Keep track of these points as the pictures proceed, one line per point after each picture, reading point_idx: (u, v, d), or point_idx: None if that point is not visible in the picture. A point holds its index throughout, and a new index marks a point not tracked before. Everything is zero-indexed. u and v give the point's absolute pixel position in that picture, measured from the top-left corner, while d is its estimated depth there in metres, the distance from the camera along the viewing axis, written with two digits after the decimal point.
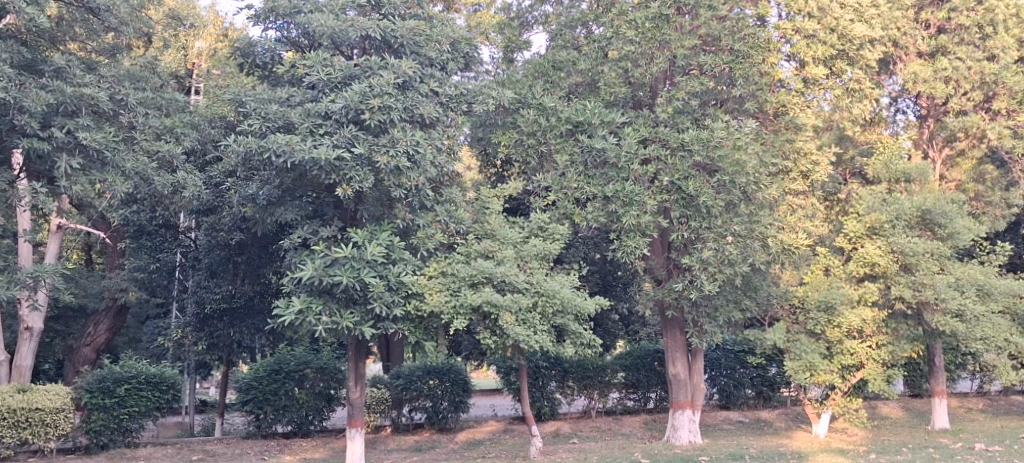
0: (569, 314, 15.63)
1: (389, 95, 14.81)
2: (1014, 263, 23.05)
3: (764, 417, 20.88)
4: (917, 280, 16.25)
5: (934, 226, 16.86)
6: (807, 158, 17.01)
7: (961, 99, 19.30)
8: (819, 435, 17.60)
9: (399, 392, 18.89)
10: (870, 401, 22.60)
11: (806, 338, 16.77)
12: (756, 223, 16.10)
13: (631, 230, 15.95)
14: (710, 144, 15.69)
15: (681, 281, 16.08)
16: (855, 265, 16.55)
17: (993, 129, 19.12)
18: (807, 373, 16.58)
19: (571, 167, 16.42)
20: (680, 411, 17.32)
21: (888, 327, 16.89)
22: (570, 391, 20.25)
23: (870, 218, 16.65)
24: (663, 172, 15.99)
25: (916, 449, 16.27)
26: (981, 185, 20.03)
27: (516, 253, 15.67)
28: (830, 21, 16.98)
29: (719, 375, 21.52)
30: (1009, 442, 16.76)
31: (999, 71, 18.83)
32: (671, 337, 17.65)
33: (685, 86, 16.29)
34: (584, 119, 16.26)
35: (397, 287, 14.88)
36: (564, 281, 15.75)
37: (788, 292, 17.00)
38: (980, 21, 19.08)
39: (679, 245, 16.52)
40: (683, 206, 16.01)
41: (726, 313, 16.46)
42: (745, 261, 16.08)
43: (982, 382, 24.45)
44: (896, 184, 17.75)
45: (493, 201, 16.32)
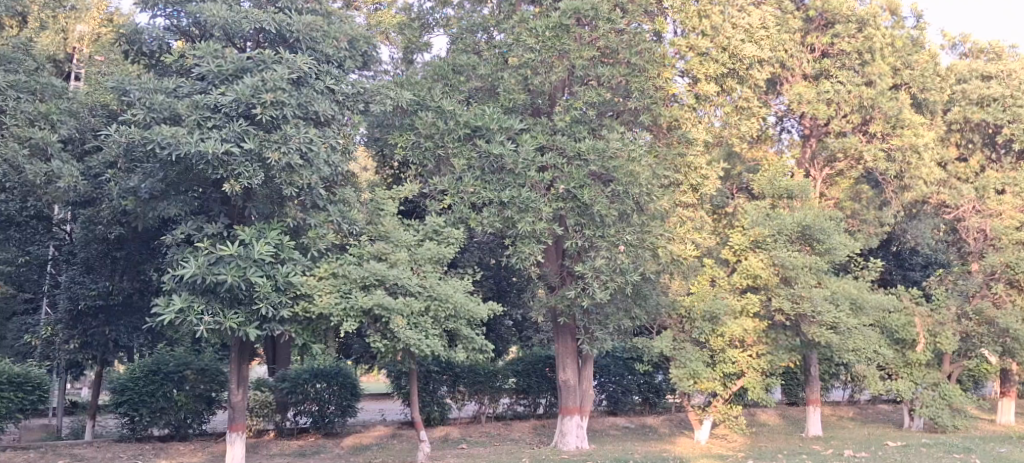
0: (462, 319, 15.47)
1: (282, 90, 14.27)
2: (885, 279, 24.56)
3: (649, 423, 21.45)
4: (795, 293, 17.07)
5: (813, 241, 17.63)
6: (697, 172, 17.49)
7: (841, 121, 20.32)
8: (700, 441, 18.26)
9: (284, 395, 18.52)
10: (749, 408, 23.55)
11: (691, 346, 17.39)
12: (646, 233, 16.48)
13: (526, 237, 16.07)
14: (606, 154, 15.94)
15: (573, 288, 16.31)
16: (739, 276, 17.23)
17: (869, 151, 20.23)
18: (690, 381, 17.13)
19: (467, 172, 16.37)
20: (569, 416, 17.60)
21: (768, 337, 17.68)
22: (460, 396, 20.38)
23: (754, 232, 17.35)
24: (560, 180, 16.11)
25: (790, 456, 17.05)
26: (856, 204, 21.34)
27: (410, 256, 15.43)
28: (722, 40, 17.85)
29: (607, 382, 22.01)
30: (875, 449, 17.76)
31: (876, 96, 19.93)
32: (562, 344, 17.87)
33: (584, 96, 16.53)
34: (483, 124, 16.25)
35: (286, 288, 14.41)
36: (457, 285, 15.60)
37: (676, 302, 17.51)
38: (860, 47, 20.09)
39: (573, 252, 16.77)
40: (578, 215, 16.22)
41: (616, 322, 16.79)
42: (636, 270, 16.44)
43: (852, 392, 25.85)
44: (780, 200, 18.54)
45: (388, 203, 16.03)
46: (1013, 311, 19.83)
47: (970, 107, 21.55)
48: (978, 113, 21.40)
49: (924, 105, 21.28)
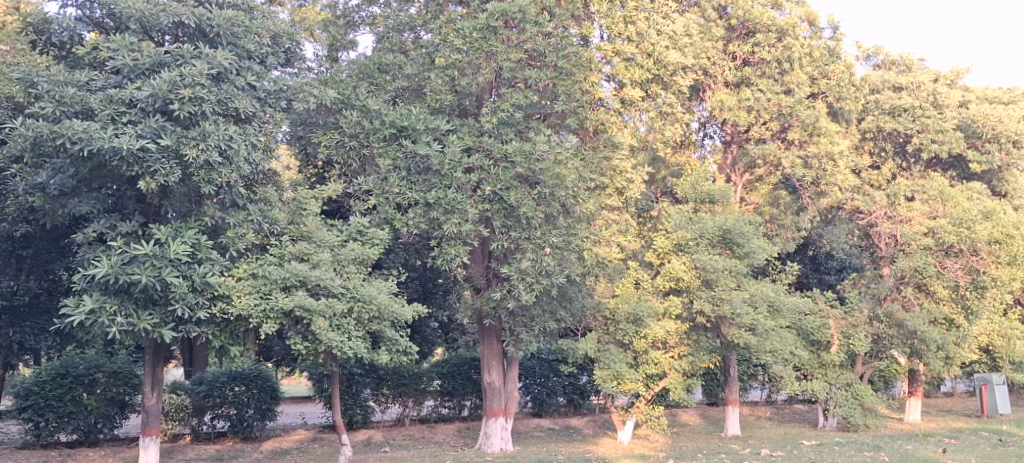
0: (386, 321, 15.06)
1: (201, 86, 13.71)
2: (801, 282, 25.37)
3: (573, 424, 21.77)
4: (716, 295, 17.60)
5: (733, 245, 18.14)
6: (622, 176, 17.87)
7: (761, 128, 21.01)
8: (623, 442, 18.75)
9: (201, 399, 18.07)
10: (670, 408, 24.14)
11: (615, 348, 17.75)
12: (572, 235, 16.51)
13: (452, 238, 15.90)
14: (533, 157, 15.91)
15: (499, 290, 16.37)
16: (661, 279, 17.70)
17: (786, 158, 21.08)
18: (614, 382, 17.44)
19: (393, 172, 16.09)
20: (494, 418, 17.74)
21: (689, 339, 18.25)
22: (384, 399, 20.19)
23: (677, 235, 17.83)
24: (486, 181, 16.05)
25: (710, 455, 17.42)
26: (774, 209, 22.05)
27: (332, 257, 14.94)
28: (647, 46, 18.19)
29: (532, 383, 22.24)
30: (790, 448, 18.25)
31: (794, 105, 20.68)
32: (487, 346, 17.95)
33: (510, 98, 16.50)
34: (409, 124, 15.96)
35: (203, 288, 13.88)
36: (381, 287, 15.16)
37: (601, 304, 17.87)
38: (779, 56, 20.85)
39: (499, 254, 16.83)
40: (504, 216, 16.20)
41: (542, 324, 16.88)
42: (562, 272, 16.50)
43: (770, 392, 26.68)
44: (702, 204, 19.07)
45: (310, 202, 15.53)
46: (920, 312, 21.03)
47: (883, 116, 22.34)
48: (890, 122, 22.25)
49: (839, 114, 22.14)
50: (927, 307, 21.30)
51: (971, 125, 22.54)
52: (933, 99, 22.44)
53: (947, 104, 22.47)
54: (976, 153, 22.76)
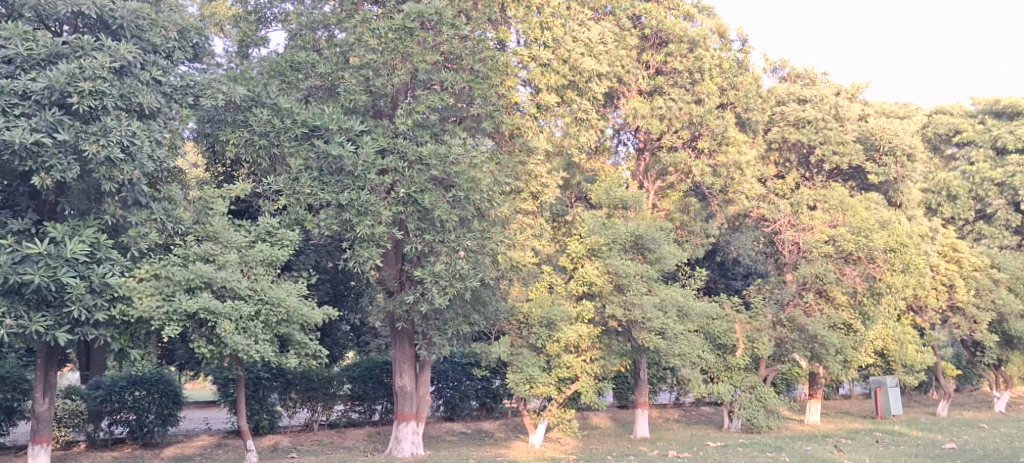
0: (295, 324, 14.63)
1: (102, 79, 13.12)
2: (710, 287, 25.97)
3: (485, 428, 21.87)
4: (627, 300, 18.23)
5: (644, 251, 18.84)
6: (537, 180, 18.27)
7: (672, 136, 21.67)
8: (534, 445, 19.10)
9: (98, 404, 17.38)
10: (582, 411, 24.43)
11: (528, 351, 18.29)
12: (486, 239, 16.53)
13: (364, 240, 15.64)
14: (448, 160, 15.77)
15: (412, 293, 16.26)
16: (575, 283, 18.35)
17: (697, 167, 21.60)
18: (527, 385, 18.03)
19: (304, 172, 15.72)
20: (405, 423, 17.63)
21: (602, 343, 18.81)
22: (292, 403, 19.89)
23: (591, 240, 18.42)
24: (400, 183, 15.77)
25: (619, 457, 17.64)
26: (685, 215, 22.44)
27: (239, 258, 14.44)
28: (563, 52, 18.74)
29: (445, 387, 22.15)
30: (696, 449, 18.61)
31: (704, 114, 21.36)
32: (399, 349, 17.82)
33: (426, 100, 16.33)
34: (321, 124, 15.59)
35: (101, 289, 13.28)
36: (290, 289, 14.74)
37: (515, 308, 18.22)
38: (690, 66, 21.54)
39: (413, 257, 16.66)
40: (418, 219, 16.01)
41: (455, 327, 16.93)
42: (476, 276, 16.45)
43: (678, 394, 27.23)
44: (616, 209, 19.57)
45: (217, 201, 14.93)
46: (820, 318, 21.66)
47: (788, 127, 23.00)
48: (795, 133, 22.87)
49: (747, 124, 22.86)
50: (827, 312, 21.88)
51: (869, 138, 23.25)
52: (834, 111, 22.99)
53: (849, 116, 23.05)
54: (874, 165, 23.25)
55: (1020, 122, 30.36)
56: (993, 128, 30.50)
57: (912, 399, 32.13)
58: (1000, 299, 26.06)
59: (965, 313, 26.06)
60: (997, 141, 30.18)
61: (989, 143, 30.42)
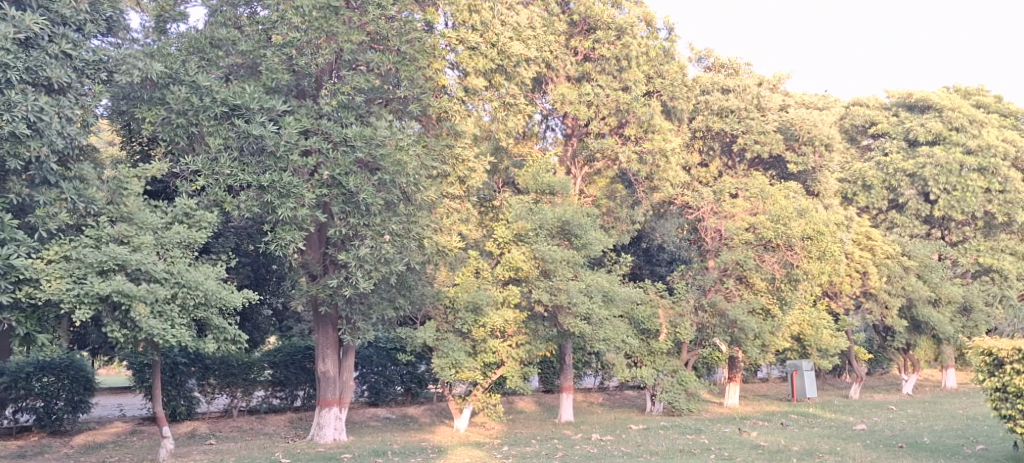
0: (213, 308, 14.33)
1: (6, 51, 12.60)
2: (636, 273, 26.21)
3: (410, 413, 21.77)
4: (553, 285, 18.38)
5: (571, 236, 19.04)
6: (464, 165, 18.07)
7: (599, 123, 21.78)
8: (459, 429, 19.03)
9: (2, 392, 16.90)
10: (507, 396, 24.54)
11: (454, 337, 18.31)
12: (412, 223, 16.36)
13: (286, 223, 15.33)
14: (373, 142, 15.55)
15: (336, 278, 16.05)
16: (501, 269, 18.35)
17: (623, 153, 21.72)
18: (452, 370, 18.02)
19: (224, 152, 15.33)
20: (327, 408, 17.48)
21: (528, 328, 18.98)
22: (210, 389, 19.54)
23: (517, 225, 18.51)
24: (323, 165, 15.47)
25: (543, 440, 17.72)
26: (611, 202, 22.76)
27: (155, 240, 13.98)
28: (492, 35, 18.77)
29: (369, 372, 22.02)
30: (619, 432, 18.81)
31: (631, 101, 21.44)
32: (322, 334, 17.62)
33: (351, 81, 16.02)
34: (242, 103, 15.11)
35: (6, 272, 12.61)
36: (209, 272, 14.40)
37: (440, 292, 18.15)
38: (618, 54, 21.53)
39: (337, 240, 16.38)
40: (343, 202, 15.74)
41: (379, 311, 16.76)
42: (401, 260, 16.31)
43: (602, 378, 27.51)
44: (543, 195, 19.90)
45: (132, 181, 14.34)
46: (739, 303, 22.19)
47: (712, 116, 23.31)
48: (718, 123, 23.19)
49: (672, 113, 22.96)
50: (746, 297, 22.40)
51: (789, 128, 23.51)
52: (756, 102, 23.48)
53: (770, 107, 23.54)
54: (793, 154, 23.62)
55: (931, 114, 31.21)
56: (905, 121, 31.37)
57: (827, 382, 32.99)
58: (909, 286, 26.92)
59: (877, 299, 26.86)
60: (909, 133, 31.00)
61: (901, 135, 31.22)
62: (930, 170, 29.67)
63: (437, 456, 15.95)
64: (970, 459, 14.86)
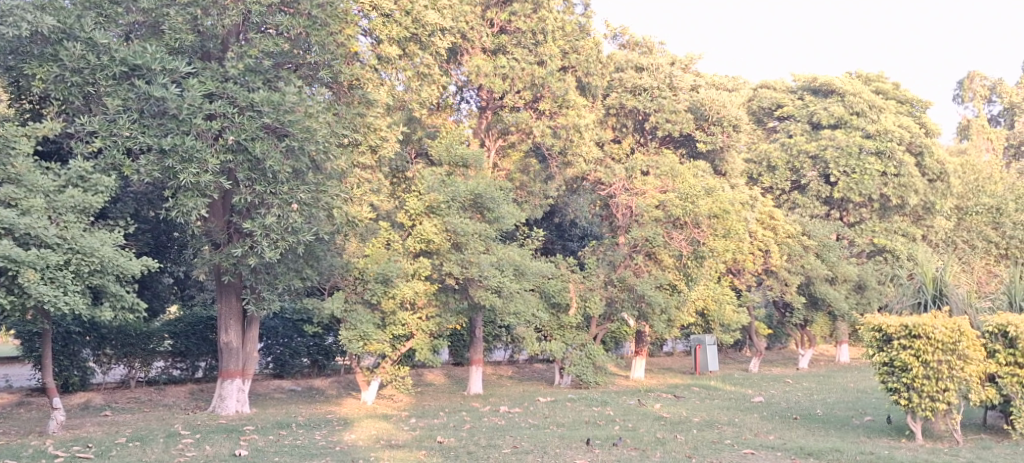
0: (110, 275, 13.78)
1: None
2: (548, 247, 26.39)
3: (316, 385, 21.50)
4: (465, 258, 18.37)
5: (484, 210, 19.11)
6: (376, 134, 17.89)
7: (514, 96, 21.71)
8: (366, 402, 18.85)
9: None
10: (415, 368, 24.45)
11: (362, 308, 18.04)
12: (322, 193, 16.09)
13: (189, 189, 14.87)
14: (281, 109, 15.09)
15: (241, 247, 15.64)
16: (412, 241, 18.12)
17: (537, 127, 21.77)
18: (360, 342, 17.86)
19: (122, 114, 14.75)
20: (230, 380, 17.11)
21: (438, 300, 19.07)
22: (106, 359, 18.94)
23: (430, 197, 18.25)
24: (229, 130, 14.92)
25: (451, 413, 17.68)
26: (525, 176, 22.75)
27: (46, 204, 13.36)
28: (406, 4, 18.63)
29: (275, 344, 21.67)
30: (527, 404, 18.88)
31: (546, 76, 21.52)
32: (226, 304, 17.26)
33: (259, 44, 15.66)
34: (143, 64, 14.58)
35: None
36: (106, 238, 13.83)
37: (350, 263, 17.88)
38: (533, 28, 21.58)
39: (242, 208, 15.93)
40: (248, 169, 15.28)
41: (286, 282, 16.48)
42: (310, 230, 15.97)
43: (512, 351, 27.64)
44: (456, 168, 19.81)
45: (20, 140, 13.53)
46: (648, 278, 22.55)
47: (625, 94, 23.44)
48: (632, 100, 23.28)
49: (587, 89, 23.00)
50: (654, 273, 22.76)
51: (699, 108, 23.76)
52: (668, 81, 23.59)
53: (681, 87, 23.58)
54: (703, 134, 24.03)
55: (834, 99, 31.99)
56: (810, 104, 32.19)
57: (729, 356, 33.80)
58: (807, 264, 27.72)
59: (777, 276, 27.53)
60: (813, 116, 31.81)
61: (806, 118, 32.04)
62: (831, 153, 30.65)
63: (344, 428, 15.77)
64: (860, 430, 15.35)
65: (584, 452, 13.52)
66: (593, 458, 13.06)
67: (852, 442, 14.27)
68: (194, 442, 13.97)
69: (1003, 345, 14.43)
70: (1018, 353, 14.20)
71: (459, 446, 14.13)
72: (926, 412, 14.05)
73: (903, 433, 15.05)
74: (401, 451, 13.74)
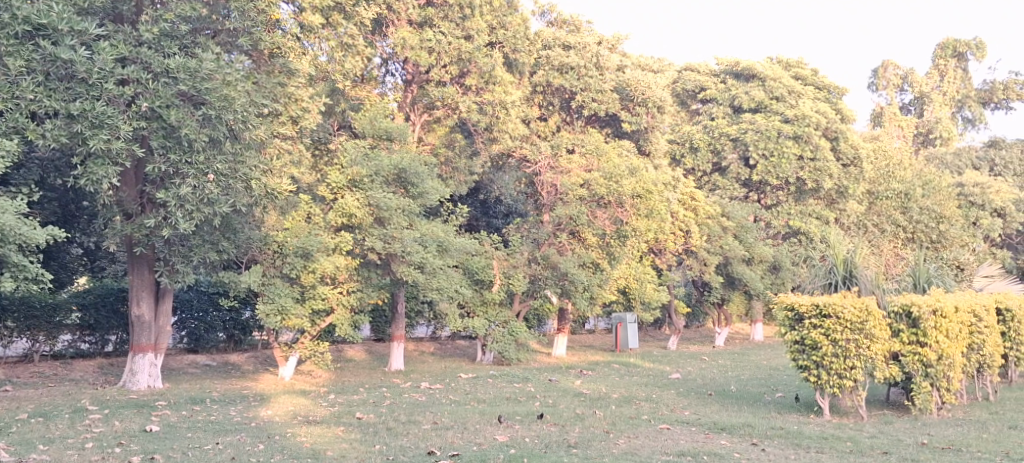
0: (12, 245, 13.14)
1: None
2: (473, 225, 26.32)
3: (232, 360, 21.06)
4: (388, 233, 18.14)
5: (407, 184, 18.79)
6: (297, 104, 17.44)
7: (440, 71, 21.45)
8: (285, 378, 18.54)
9: None
10: (336, 344, 24.18)
11: (281, 282, 17.75)
12: (239, 163, 15.67)
13: (98, 156, 14.25)
14: (198, 76, 14.65)
15: (154, 218, 15.14)
16: (334, 215, 17.85)
17: (464, 103, 21.57)
18: (279, 317, 17.53)
19: (26, 75, 13.87)
20: (141, 354, 16.64)
21: (360, 275, 18.82)
22: (8, 332, 18.24)
23: (353, 172, 18.07)
24: (142, 96, 14.42)
25: (370, 389, 17.49)
26: (450, 151, 22.55)
27: None
28: None
29: (189, 318, 21.12)
30: (448, 381, 18.80)
31: (472, 51, 21.27)
32: (138, 276, 16.77)
33: (175, 8, 15.08)
34: (49, 24, 13.72)
35: None
36: (7, 206, 13.16)
37: (269, 236, 17.55)
38: (461, 2, 21.22)
39: (155, 178, 15.42)
40: (162, 137, 14.78)
41: (201, 255, 16.05)
42: (227, 202, 15.55)
43: (435, 328, 27.49)
44: (380, 141, 19.53)
45: None
46: (571, 257, 22.66)
47: (551, 72, 23.32)
48: (559, 78, 23.26)
49: (514, 65, 22.92)
50: (578, 251, 22.95)
51: (625, 89, 23.90)
52: (595, 60, 23.49)
53: (607, 66, 23.63)
54: (628, 114, 24.04)
55: (755, 84, 32.43)
56: (732, 88, 32.57)
57: (648, 334, 34.24)
58: (725, 245, 28.11)
59: (697, 256, 27.92)
60: (735, 100, 32.21)
61: (728, 102, 32.45)
62: (750, 136, 31.17)
63: (260, 404, 15.45)
64: (771, 406, 15.65)
65: (504, 428, 13.49)
66: (512, 434, 13.03)
67: (764, 418, 14.53)
68: (102, 418, 13.51)
69: (907, 324, 14.82)
70: (920, 333, 14.60)
71: (378, 422, 13.95)
72: (834, 389, 14.35)
73: (811, 409, 15.41)
74: (319, 427, 13.49)
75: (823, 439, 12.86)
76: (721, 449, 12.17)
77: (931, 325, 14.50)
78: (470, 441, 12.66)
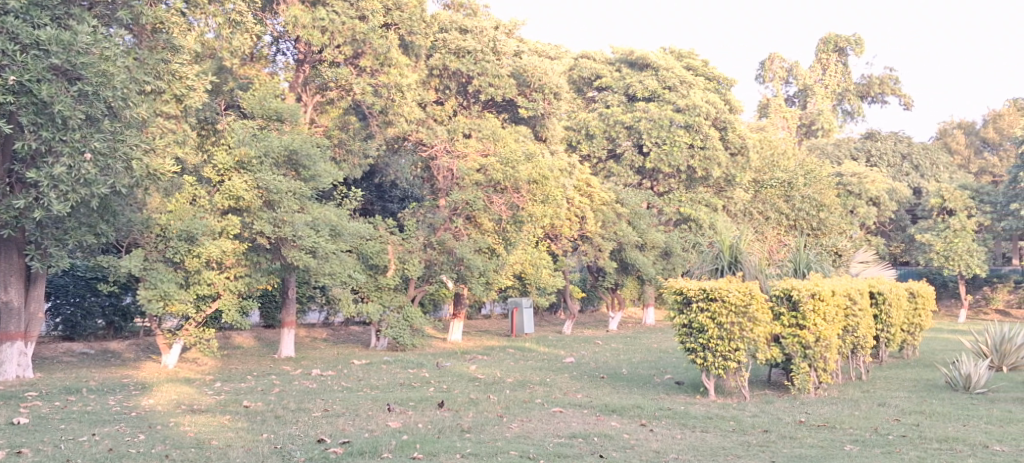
0: None
1: None
2: (367, 210, 25.93)
3: (111, 348, 20.26)
4: (277, 217, 17.64)
5: (298, 167, 18.39)
6: (181, 82, 16.72)
7: (334, 51, 20.86)
8: (168, 366, 17.90)
9: None
10: (223, 331, 23.51)
11: (163, 266, 17.00)
12: (118, 142, 14.94)
13: None
14: (72, 50, 13.90)
15: (23, 198, 14.27)
16: (220, 198, 17.22)
17: (358, 84, 21.17)
18: (161, 303, 16.85)
19: None
20: (10, 343, 15.80)
21: (247, 260, 18.24)
22: None
23: (240, 152, 17.45)
24: (9, 69, 13.52)
25: (258, 377, 17.01)
26: (343, 133, 22.16)
27: None
28: None
29: (65, 304, 20.22)
30: (340, 368, 18.41)
31: (367, 32, 20.82)
32: (6, 260, 15.87)
33: None
34: None
35: None
36: None
37: (150, 220, 16.95)
38: None
39: (26, 156, 14.60)
40: (33, 113, 13.95)
41: (77, 237, 15.37)
42: (105, 183, 14.83)
43: (328, 314, 27.01)
44: (270, 122, 18.99)
45: None
46: (467, 242, 22.52)
47: (449, 55, 22.94)
48: (455, 62, 22.92)
49: (409, 48, 22.38)
50: (474, 237, 22.70)
51: (521, 74, 23.88)
52: (492, 45, 23.40)
53: (504, 51, 23.59)
54: (525, 100, 24.13)
55: (648, 73, 32.87)
56: (626, 76, 32.96)
57: (544, 320, 34.38)
58: (620, 231, 28.43)
59: (592, 242, 28.18)
60: (629, 88, 32.57)
61: (623, 90, 32.79)
62: (644, 124, 31.54)
63: (140, 392, 14.85)
64: (660, 388, 15.86)
65: (397, 414, 13.26)
66: (405, 420, 12.81)
67: (653, 399, 14.70)
68: None
69: (788, 307, 15.17)
70: (800, 315, 14.98)
71: (265, 410, 13.55)
72: (719, 370, 14.66)
73: (698, 390, 15.68)
74: (203, 416, 13.01)
75: (708, 419, 13.07)
76: (612, 430, 12.25)
77: (810, 308, 14.88)
78: (361, 428, 12.40)
